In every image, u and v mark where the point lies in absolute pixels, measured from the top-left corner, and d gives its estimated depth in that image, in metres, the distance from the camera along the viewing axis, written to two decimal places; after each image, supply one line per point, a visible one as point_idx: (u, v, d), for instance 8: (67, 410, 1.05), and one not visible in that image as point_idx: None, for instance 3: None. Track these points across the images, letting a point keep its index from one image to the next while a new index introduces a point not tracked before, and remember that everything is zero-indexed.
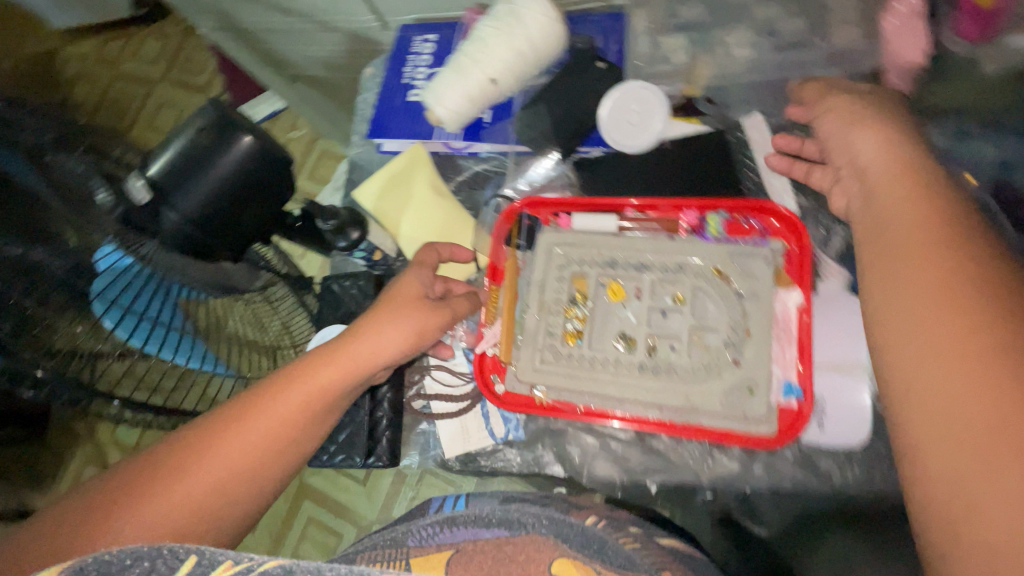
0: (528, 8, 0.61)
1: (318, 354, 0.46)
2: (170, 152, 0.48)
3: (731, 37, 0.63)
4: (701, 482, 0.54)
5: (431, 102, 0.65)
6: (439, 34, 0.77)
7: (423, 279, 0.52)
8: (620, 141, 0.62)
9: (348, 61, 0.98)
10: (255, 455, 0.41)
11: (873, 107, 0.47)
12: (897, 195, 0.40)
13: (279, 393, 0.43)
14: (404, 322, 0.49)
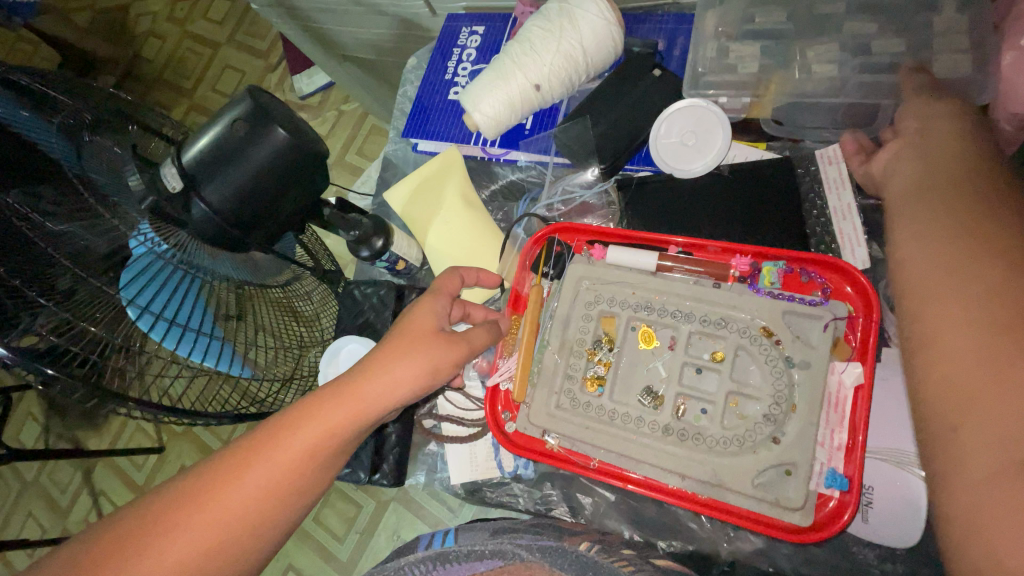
0: (583, 9, 0.55)
1: (326, 394, 0.42)
2: (204, 139, 0.45)
3: (814, 51, 0.51)
4: (718, 553, 0.49)
5: (468, 106, 0.60)
6: (488, 27, 0.71)
7: (437, 311, 0.47)
8: (669, 162, 0.56)
9: (397, 44, 0.94)
10: (249, 510, 0.39)
11: (958, 137, 0.40)
12: (955, 206, 0.35)
13: (274, 441, 0.40)
14: (419, 360, 0.44)
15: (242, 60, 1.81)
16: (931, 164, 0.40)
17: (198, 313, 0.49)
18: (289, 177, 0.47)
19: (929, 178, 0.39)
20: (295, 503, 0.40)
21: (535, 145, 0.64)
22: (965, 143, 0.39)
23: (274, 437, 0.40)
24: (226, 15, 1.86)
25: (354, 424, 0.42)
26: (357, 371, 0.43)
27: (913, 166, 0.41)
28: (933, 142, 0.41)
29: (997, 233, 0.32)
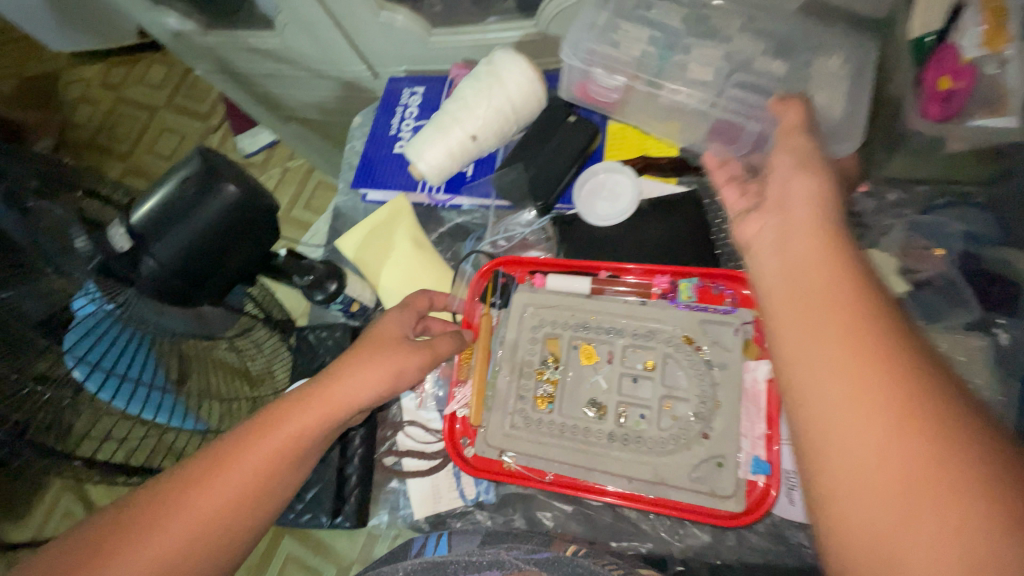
0: (509, 70, 0.63)
1: (292, 399, 0.45)
2: (154, 198, 0.47)
3: (692, 50, 0.59)
4: (671, 553, 0.53)
5: (413, 158, 0.66)
6: (428, 88, 0.79)
7: (401, 319, 0.52)
8: (582, 207, 0.64)
9: (341, 105, 1.00)
10: (232, 506, 0.41)
11: (815, 232, 0.36)
12: (828, 291, 0.32)
13: (254, 440, 0.43)
14: (382, 365, 0.48)
15: (182, 123, 1.82)
16: (793, 269, 0.35)
17: (144, 365, 0.49)
18: (235, 231, 0.49)
19: (799, 285, 0.34)
20: (276, 499, 0.43)
21: (477, 190, 0.70)
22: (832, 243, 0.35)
23: (252, 438, 0.43)
24: (164, 80, 1.88)
25: (323, 427, 0.45)
26: (327, 377, 0.47)
27: (777, 267, 0.36)
28: (795, 196, 0.40)
29: (884, 356, 0.28)
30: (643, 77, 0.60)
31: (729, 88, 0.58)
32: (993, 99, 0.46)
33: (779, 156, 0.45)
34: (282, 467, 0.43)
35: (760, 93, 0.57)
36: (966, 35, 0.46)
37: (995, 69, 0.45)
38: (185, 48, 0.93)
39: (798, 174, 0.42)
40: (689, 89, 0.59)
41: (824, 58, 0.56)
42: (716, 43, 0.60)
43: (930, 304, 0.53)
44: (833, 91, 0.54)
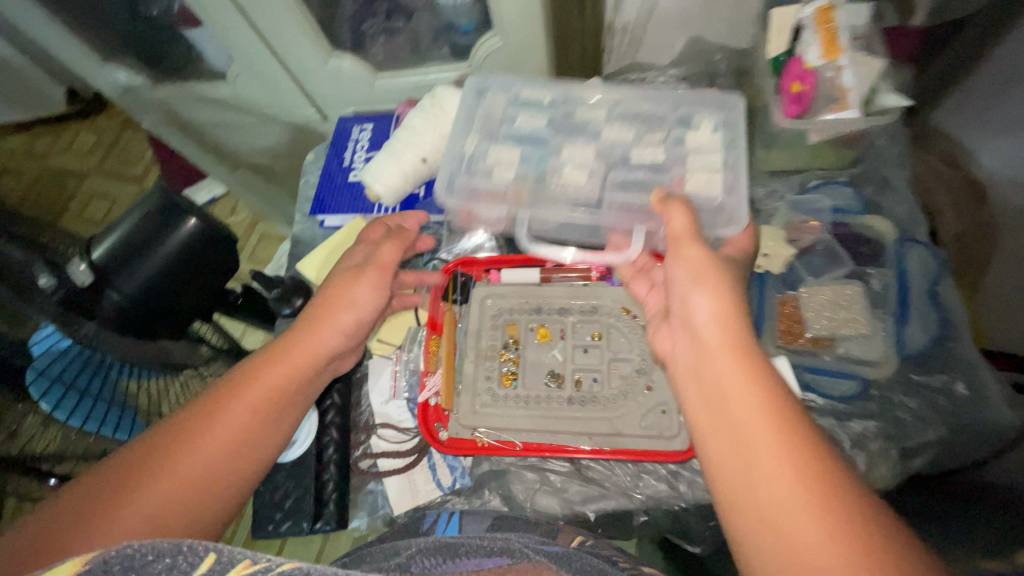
0: (451, 100, 0.72)
1: (269, 355, 0.54)
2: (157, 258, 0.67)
3: (565, 160, 0.62)
4: (635, 506, 0.57)
5: (368, 180, 0.72)
6: (375, 124, 0.87)
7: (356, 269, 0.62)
8: None
9: (290, 148, 1.06)
10: (243, 432, 0.49)
11: (729, 354, 0.42)
12: (749, 423, 0.37)
13: (251, 378, 0.52)
14: (344, 316, 0.58)
15: (115, 188, 1.82)
16: (718, 392, 0.40)
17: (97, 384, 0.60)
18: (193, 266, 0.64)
19: (727, 412, 0.39)
20: (278, 423, 0.52)
21: (430, 208, 0.78)
22: (747, 363, 0.41)
23: (248, 377, 0.52)
24: (94, 148, 1.89)
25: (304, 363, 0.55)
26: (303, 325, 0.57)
27: (704, 395, 0.42)
28: (706, 311, 0.46)
29: (800, 472, 0.33)
30: (532, 199, 0.61)
31: (609, 186, 0.60)
32: (836, 96, 0.61)
33: (682, 270, 0.49)
34: (279, 397, 0.53)
35: (640, 179, 0.60)
36: (808, 50, 0.61)
37: (831, 75, 0.61)
38: (135, 102, 0.97)
39: (698, 291, 0.47)
40: (581, 201, 0.60)
41: (692, 127, 0.61)
42: (587, 139, 0.63)
43: (814, 264, 0.65)
44: (708, 162, 0.58)
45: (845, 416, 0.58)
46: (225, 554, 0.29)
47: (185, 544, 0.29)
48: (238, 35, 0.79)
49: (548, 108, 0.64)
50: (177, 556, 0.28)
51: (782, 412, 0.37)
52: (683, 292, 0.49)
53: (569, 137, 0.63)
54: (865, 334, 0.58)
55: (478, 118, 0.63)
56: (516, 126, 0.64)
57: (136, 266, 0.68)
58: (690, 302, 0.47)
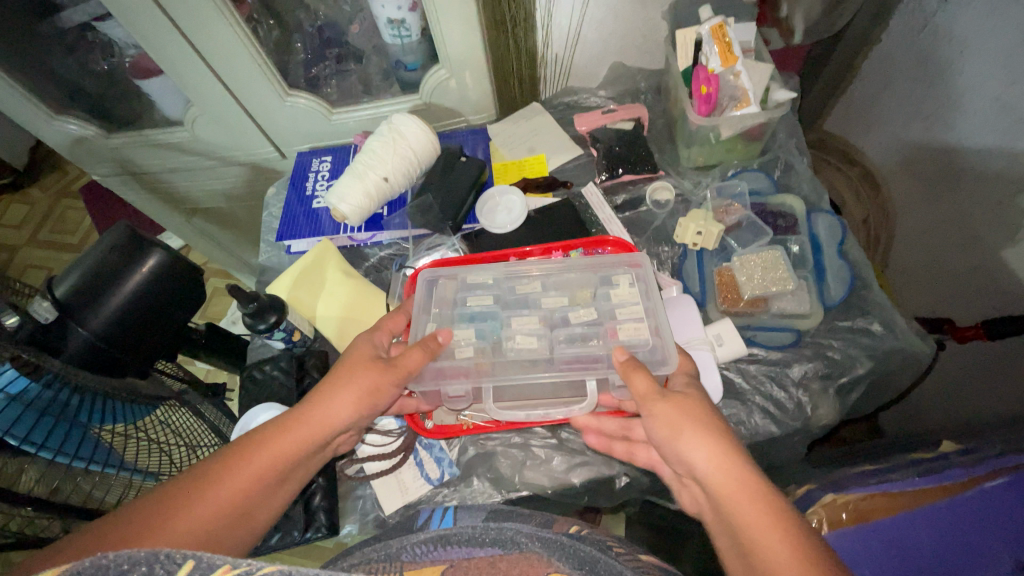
0: (407, 126, 0.78)
1: (287, 421, 0.54)
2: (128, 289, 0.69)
3: (516, 329, 0.61)
4: (616, 470, 0.61)
5: (334, 202, 0.76)
6: (334, 155, 0.92)
7: (376, 343, 0.60)
8: (483, 218, 0.80)
9: (248, 189, 1.10)
10: (235, 509, 0.48)
11: (753, 499, 0.42)
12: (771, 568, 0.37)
13: (254, 451, 0.51)
14: (354, 383, 0.56)
15: (50, 257, 1.76)
16: (745, 546, 0.40)
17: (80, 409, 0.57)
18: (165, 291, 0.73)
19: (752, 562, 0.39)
20: (267, 504, 0.51)
21: (394, 225, 0.83)
22: (765, 508, 0.41)
23: (251, 451, 0.51)
24: (26, 219, 1.83)
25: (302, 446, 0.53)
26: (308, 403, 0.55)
27: (730, 540, 0.42)
28: (702, 465, 0.46)
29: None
30: (495, 371, 0.59)
31: (561, 345, 0.60)
32: (738, 95, 0.72)
33: (663, 418, 0.50)
34: (276, 476, 0.52)
35: (588, 338, 0.60)
36: (710, 58, 0.72)
37: (733, 78, 0.71)
38: (86, 153, 0.97)
39: (687, 440, 0.48)
40: (542, 368, 0.59)
41: (612, 285, 0.64)
42: (530, 311, 0.63)
43: (741, 239, 0.74)
44: (633, 313, 0.60)
45: (786, 364, 0.66)
46: (204, 559, 0.25)
47: (163, 551, 0.26)
48: (197, 80, 0.83)
49: (491, 286, 0.66)
50: (153, 564, 0.25)
51: (801, 545, 0.38)
52: (671, 447, 0.49)
53: (515, 311, 0.63)
54: (792, 288, 0.66)
55: (431, 306, 0.64)
56: (467, 308, 0.64)
57: (103, 300, 0.68)
58: (683, 454, 0.47)
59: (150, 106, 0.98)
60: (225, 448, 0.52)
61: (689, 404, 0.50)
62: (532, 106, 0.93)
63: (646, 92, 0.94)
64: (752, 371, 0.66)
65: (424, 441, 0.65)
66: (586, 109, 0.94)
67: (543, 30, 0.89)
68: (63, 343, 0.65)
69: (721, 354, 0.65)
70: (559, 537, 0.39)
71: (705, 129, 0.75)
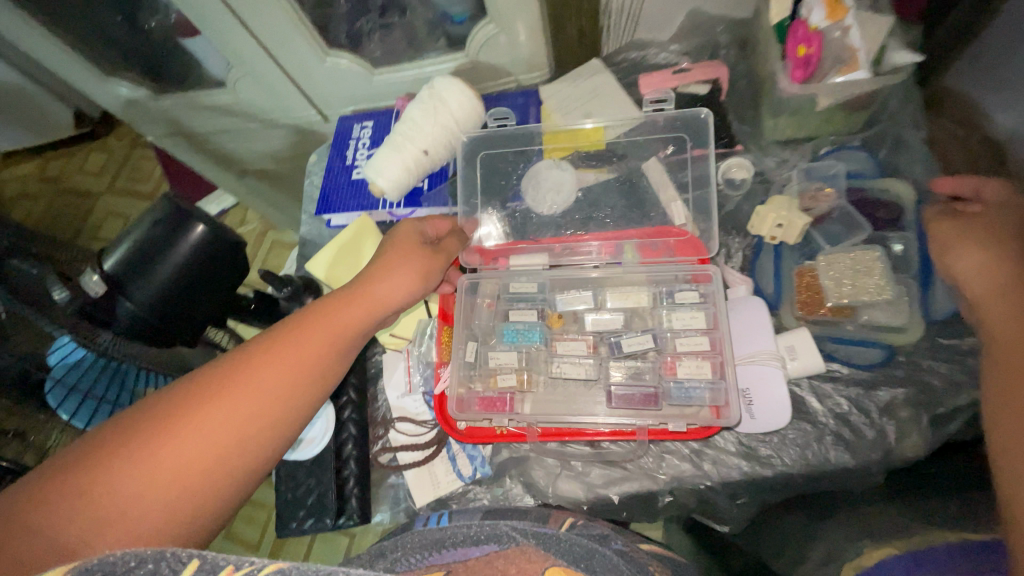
0: (449, 90, 0.71)
1: (337, 299, 0.54)
2: (174, 254, 0.63)
3: (559, 347, 0.54)
4: (659, 487, 0.57)
5: (372, 176, 0.72)
6: (376, 120, 0.86)
7: (416, 229, 0.61)
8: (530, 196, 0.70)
9: (294, 151, 1.07)
10: (280, 392, 0.46)
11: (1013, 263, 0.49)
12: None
13: (286, 339, 0.49)
14: (411, 262, 0.58)
15: (125, 205, 1.86)
16: (1009, 292, 0.48)
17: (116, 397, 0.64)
18: (206, 267, 0.66)
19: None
20: (329, 381, 0.51)
21: (434, 200, 0.78)
22: (1014, 309, 0.47)
23: (294, 332, 0.50)
24: (104, 168, 1.93)
25: (343, 326, 0.52)
26: (357, 285, 0.55)
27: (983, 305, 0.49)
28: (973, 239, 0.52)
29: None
30: (537, 392, 0.54)
31: (613, 373, 0.53)
32: (844, 58, 0.58)
33: (1002, 212, 0.52)
34: (329, 355, 0.51)
35: (641, 371, 0.53)
36: (811, 12, 0.58)
37: (839, 36, 0.58)
38: (139, 114, 0.97)
39: (962, 241, 0.53)
40: (582, 386, 0.53)
41: (678, 303, 0.54)
42: (576, 335, 0.55)
43: (831, 233, 0.64)
44: (698, 345, 0.51)
45: (871, 384, 0.57)
46: (208, 559, 0.24)
47: (171, 549, 0.25)
48: (235, 40, 0.79)
49: (535, 300, 0.57)
50: (160, 562, 0.24)
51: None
52: (948, 252, 0.54)
53: (560, 332, 0.56)
54: (890, 298, 0.57)
55: (469, 321, 0.57)
56: (510, 323, 0.56)
57: (153, 271, 0.62)
58: (959, 272, 0.52)
59: None
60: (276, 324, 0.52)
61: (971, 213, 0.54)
62: (592, 64, 0.82)
63: (727, 48, 0.81)
64: (827, 389, 0.58)
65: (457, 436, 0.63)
66: (654, 68, 0.82)
67: None
68: (114, 317, 0.62)
69: (792, 370, 0.58)
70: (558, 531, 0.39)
71: (796, 97, 0.62)
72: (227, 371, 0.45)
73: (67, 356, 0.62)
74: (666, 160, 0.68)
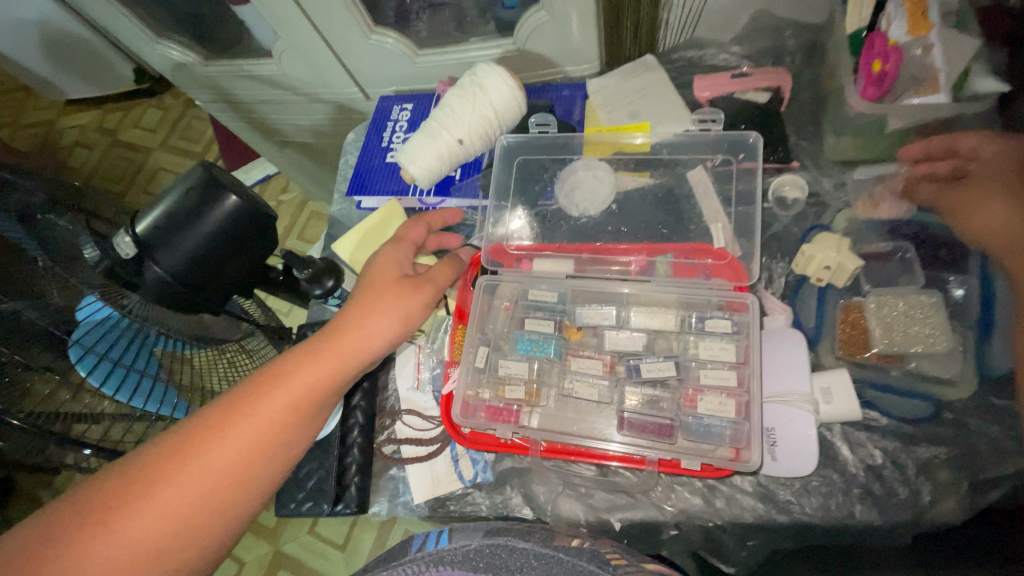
0: (490, 79, 0.68)
1: (306, 354, 0.50)
2: (210, 218, 0.55)
3: (573, 363, 0.52)
4: (665, 519, 0.54)
5: (404, 162, 0.70)
6: (416, 104, 0.85)
7: (399, 263, 0.57)
8: (563, 193, 0.66)
9: (334, 127, 1.07)
10: (233, 470, 0.45)
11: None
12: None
13: (243, 407, 0.47)
14: (389, 309, 0.53)
15: (176, 163, 1.91)
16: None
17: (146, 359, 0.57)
18: (239, 235, 0.58)
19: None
20: (290, 448, 0.49)
21: (465, 191, 0.76)
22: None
23: (255, 397, 0.48)
24: (160, 124, 2.00)
25: (308, 391, 0.49)
26: (329, 337, 0.52)
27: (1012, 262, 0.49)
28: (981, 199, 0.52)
29: None
30: (548, 406, 0.53)
31: (630, 399, 0.50)
32: (923, 77, 0.54)
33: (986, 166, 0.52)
34: (290, 423, 0.48)
35: (658, 399, 0.50)
36: (893, 24, 0.55)
37: (919, 54, 0.54)
38: (188, 78, 0.99)
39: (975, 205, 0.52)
40: (593, 404, 0.51)
41: (708, 332, 0.51)
42: (593, 353, 0.53)
43: (884, 273, 0.58)
44: (724, 378, 0.48)
45: (911, 439, 0.53)
46: None
47: None
48: (281, 13, 0.78)
49: (555, 309, 0.56)
50: None
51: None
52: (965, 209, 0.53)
53: (578, 347, 0.54)
54: (943, 350, 0.51)
55: (483, 325, 0.56)
56: (525, 332, 0.54)
57: (183, 237, 0.55)
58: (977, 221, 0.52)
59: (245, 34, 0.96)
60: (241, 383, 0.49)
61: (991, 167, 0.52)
62: (644, 61, 0.78)
63: (793, 54, 0.75)
64: (861, 439, 0.54)
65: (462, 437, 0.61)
66: (712, 70, 0.77)
67: None
68: (140, 280, 0.54)
69: (826, 414, 0.53)
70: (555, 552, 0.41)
71: (865, 117, 0.57)
72: (180, 447, 0.44)
73: (96, 314, 0.53)
74: (713, 171, 0.64)
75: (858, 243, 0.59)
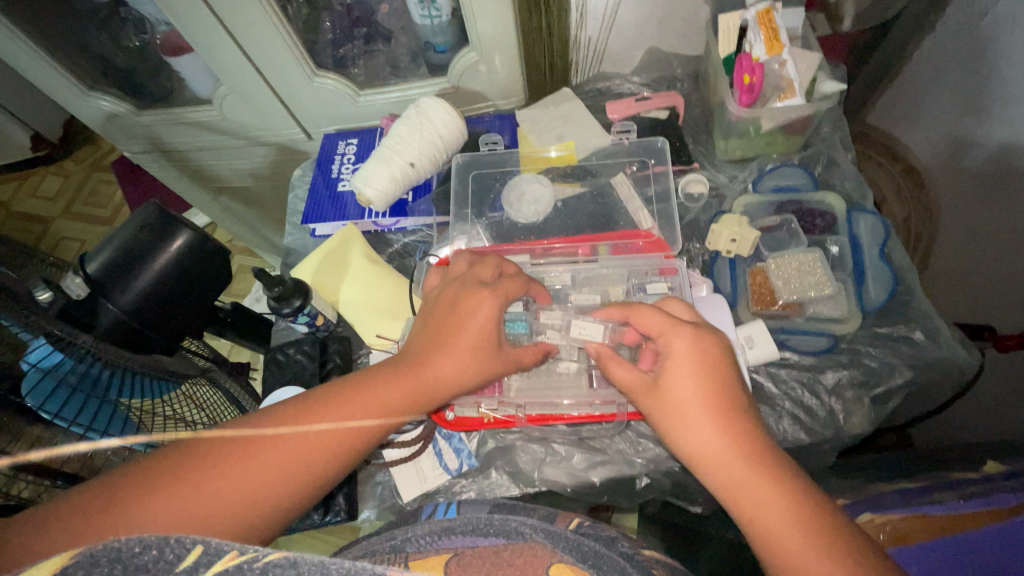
0: (434, 110, 0.77)
1: (388, 372, 0.50)
2: (159, 259, 0.63)
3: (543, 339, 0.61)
4: (637, 470, 0.60)
5: (360, 186, 0.76)
6: (360, 138, 0.91)
7: (495, 317, 0.53)
8: (510, 203, 0.75)
9: (274, 168, 1.10)
10: (294, 469, 0.44)
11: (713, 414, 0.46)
12: (762, 491, 0.42)
13: (320, 411, 0.47)
14: (469, 356, 0.52)
15: (82, 229, 1.79)
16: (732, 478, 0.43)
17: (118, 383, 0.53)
18: (189, 270, 0.65)
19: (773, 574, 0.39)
20: (346, 467, 0.47)
21: (419, 211, 0.82)
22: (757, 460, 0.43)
23: (333, 402, 0.47)
24: (60, 191, 1.87)
25: (383, 410, 0.48)
26: (412, 362, 0.51)
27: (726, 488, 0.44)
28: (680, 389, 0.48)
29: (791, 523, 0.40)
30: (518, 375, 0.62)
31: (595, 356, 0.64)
32: (782, 85, 0.68)
33: (676, 347, 0.50)
34: (355, 440, 0.47)
35: None
36: (754, 47, 0.68)
37: (778, 68, 0.68)
38: (118, 129, 0.98)
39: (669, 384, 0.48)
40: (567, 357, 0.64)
41: (647, 295, 0.65)
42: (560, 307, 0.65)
43: (775, 241, 0.71)
44: None
45: (819, 369, 0.64)
46: (212, 546, 0.24)
47: (173, 537, 0.25)
48: (225, 58, 0.82)
49: None
50: (164, 548, 0.24)
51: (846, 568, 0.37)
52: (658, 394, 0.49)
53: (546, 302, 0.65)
54: (830, 293, 0.63)
55: None
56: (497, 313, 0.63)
57: (134, 275, 0.61)
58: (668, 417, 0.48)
59: (180, 84, 0.98)
60: (324, 386, 0.50)
61: (686, 354, 0.49)
62: (564, 92, 0.87)
63: (683, 81, 0.91)
64: (783, 375, 0.64)
65: (444, 431, 0.64)
66: (620, 97, 0.91)
67: (577, 13, 0.84)
68: (93, 319, 0.58)
69: (751, 358, 0.63)
70: (563, 530, 0.36)
71: (744, 120, 0.71)
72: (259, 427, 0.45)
73: (50, 357, 0.47)
74: (633, 176, 0.76)
75: (755, 219, 0.73)
